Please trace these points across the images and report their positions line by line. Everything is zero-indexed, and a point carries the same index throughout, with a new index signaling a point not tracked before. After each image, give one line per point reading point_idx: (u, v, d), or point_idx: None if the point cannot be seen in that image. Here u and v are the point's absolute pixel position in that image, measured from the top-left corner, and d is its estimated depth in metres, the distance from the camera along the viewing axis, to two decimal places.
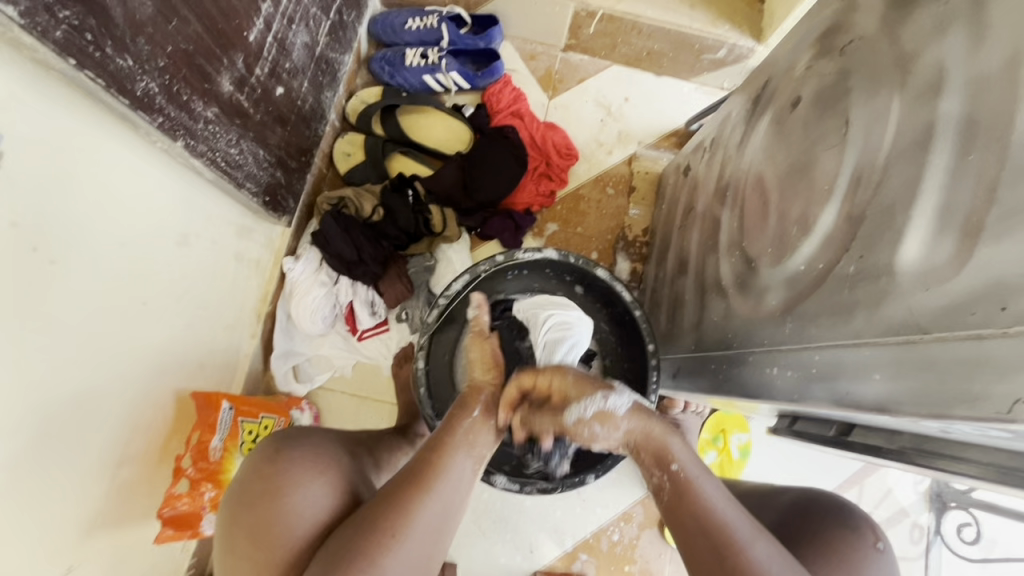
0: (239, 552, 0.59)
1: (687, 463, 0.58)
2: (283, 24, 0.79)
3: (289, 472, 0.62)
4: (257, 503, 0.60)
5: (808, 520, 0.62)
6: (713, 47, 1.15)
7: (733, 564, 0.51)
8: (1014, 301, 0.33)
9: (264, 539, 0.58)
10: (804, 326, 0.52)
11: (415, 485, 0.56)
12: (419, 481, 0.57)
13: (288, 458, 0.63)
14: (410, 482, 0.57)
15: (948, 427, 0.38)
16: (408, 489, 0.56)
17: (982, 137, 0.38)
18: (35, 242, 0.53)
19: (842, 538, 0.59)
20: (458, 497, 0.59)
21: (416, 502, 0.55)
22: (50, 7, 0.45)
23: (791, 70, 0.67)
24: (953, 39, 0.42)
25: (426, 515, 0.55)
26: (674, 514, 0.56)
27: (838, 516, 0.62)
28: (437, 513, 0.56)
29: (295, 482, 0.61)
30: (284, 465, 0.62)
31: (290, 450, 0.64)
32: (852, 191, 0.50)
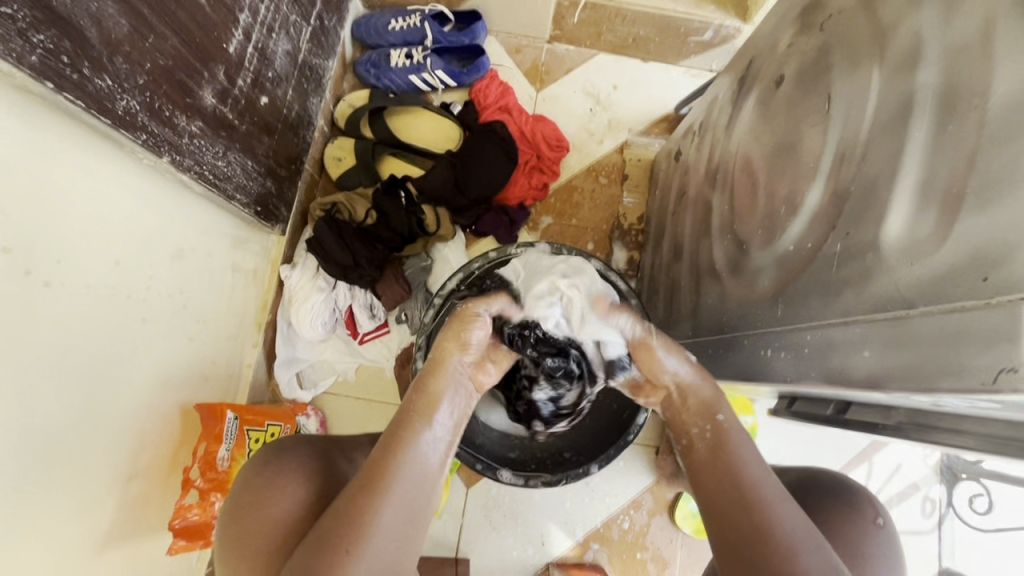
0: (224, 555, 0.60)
1: (732, 418, 0.60)
2: (262, 33, 0.79)
3: (274, 486, 0.62)
4: (248, 516, 0.60)
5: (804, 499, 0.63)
6: (699, 30, 1.14)
7: (756, 518, 0.51)
8: (995, 272, 0.32)
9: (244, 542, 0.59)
10: (796, 307, 0.52)
11: (372, 484, 0.54)
12: (374, 480, 0.54)
13: (273, 472, 0.64)
14: (362, 484, 0.54)
15: (938, 401, 0.38)
16: (365, 490, 0.54)
17: (959, 108, 0.37)
18: (27, 266, 0.54)
19: (849, 523, 0.59)
20: (416, 496, 0.56)
21: (372, 504, 0.53)
22: (24, 32, 0.45)
23: (773, 48, 0.66)
24: (928, 9, 0.41)
25: (388, 515, 0.53)
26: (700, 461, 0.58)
27: (835, 492, 0.63)
28: (391, 517, 0.53)
29: (276, 495, 0.61)
30: (271, 476, 0.63)
31: (279, 461, 0.65)
32: (837, 168, 0.49)
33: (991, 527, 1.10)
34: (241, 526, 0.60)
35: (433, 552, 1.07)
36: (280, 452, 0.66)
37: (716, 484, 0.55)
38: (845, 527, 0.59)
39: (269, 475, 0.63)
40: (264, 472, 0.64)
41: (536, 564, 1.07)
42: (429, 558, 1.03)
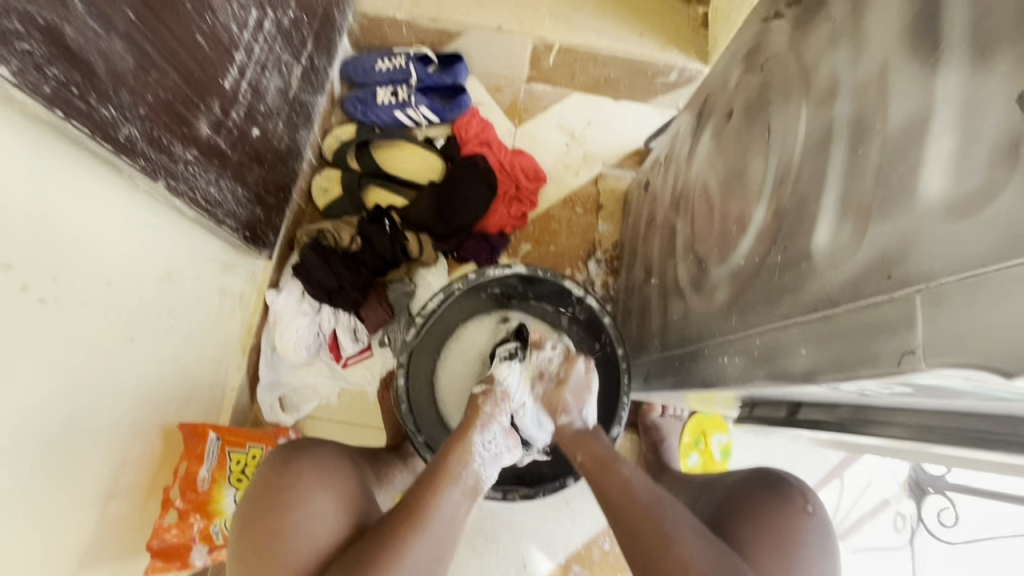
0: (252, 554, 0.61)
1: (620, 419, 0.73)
2: (256, 70, 0.84)
3: (299, 488, 0.64)
4: (268, 520, 0.62)
5: (742, 495, 0.67)
6: (664, 72, 1.23)
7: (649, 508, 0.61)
8: (897, 270, 0.38)
9: (267, 544, 0.60)
10: (746, 315, 0.57)
11: (417, 510, 0.58)
12: (420, 503, 0.59)
13: (297, 477, 0.66)
14: (411, 507, 0.59)
15: (863, 390, 0.42)
16: (414, 511, 0.58)
17: (867, 134, 0.43)
18: (24, 282, 0.56)
19: (786, 516, 0.63)
20: (456, 524, 0.60)
21: (414, 534, 0.56)
22: (40, 65, 0.50)
23: (724, 86, 0.74)
24: (841, 52, 0.48)
25: (433, 534, 0.57)
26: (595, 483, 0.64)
27: (769, 485, 0.67)
28: (434, 537, 0.57)
29: (302, 498, 0.63)
30: (290, 483, 0.65)
31: (299, 464, 0.67)
32: (776, 190, 0.55)
33: (960, 540, 1.14)
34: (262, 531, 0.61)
35: None
36: (300, 450, 0.70)
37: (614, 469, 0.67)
38: (776, 517, 0.63)
39: (294, 479, 0.65)
40: (286, 477, 0.66)
41: None
42: None
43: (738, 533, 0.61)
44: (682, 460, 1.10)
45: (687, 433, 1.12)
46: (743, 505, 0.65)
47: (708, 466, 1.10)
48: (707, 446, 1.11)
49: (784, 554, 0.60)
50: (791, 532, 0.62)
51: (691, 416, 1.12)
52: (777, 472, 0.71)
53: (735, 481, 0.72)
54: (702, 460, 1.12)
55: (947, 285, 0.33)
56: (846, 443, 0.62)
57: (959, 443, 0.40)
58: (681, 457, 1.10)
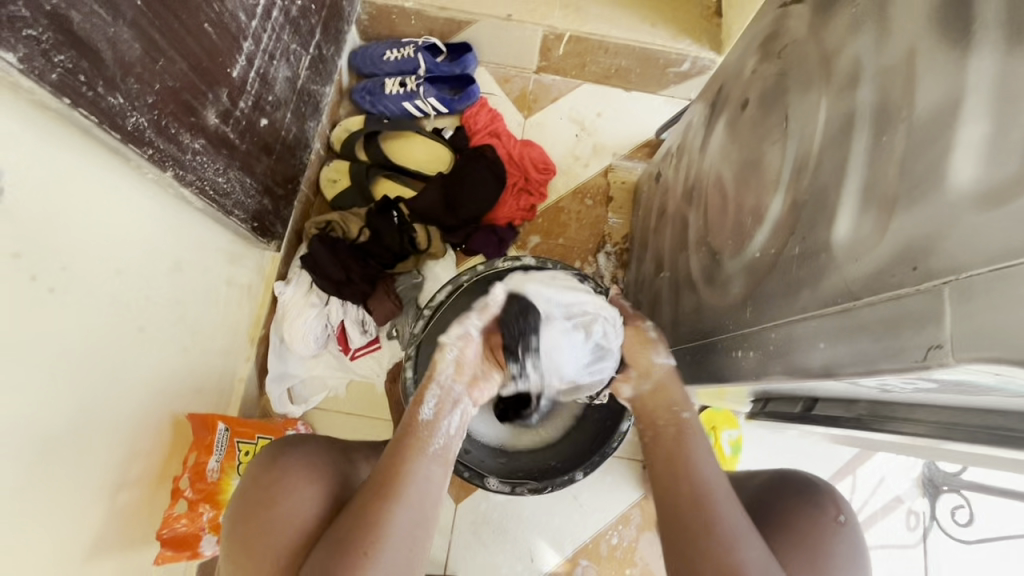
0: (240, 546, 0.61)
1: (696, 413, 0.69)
2: (264, 59, 0.84)
3: (280, 481, 0.64)
4: (253, 515, 0.62)
5: (769, 504, 0.66)
6: (677, 61, 1.21)
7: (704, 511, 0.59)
8: (923, 261, 0.36)
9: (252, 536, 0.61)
10: (762, 308, 0.56)
11: (384, 494, 0.58)
12: (387, 485, 0.59)
13: (281, 469, 0.65)
14: (376, 492, 0.58)
15: (884, 385, 0.41)
16: (379, 495, 0.58)
17: (892, 120, 0.41)
18: (34, 272, 0.56)
19: (812, 523, 0.62)
20: (428, 503, 0.60)
21: (385, 510, 0.57)
22: (47, 52, 0.49)
23: (739, 74, 0.72)
24: (864, 37, 0.46)
25: (402, 516, 0.57)
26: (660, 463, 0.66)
27: (798, 493, 0.65)
28: (406, 518, 0.57)
29: (284, 493, 0.63)
30: (273, 476, 0.64)
31: (284, 455, 0.66)
32: (794, 180, 0.54)
33: (975, 538, 1.12)
34: (248, 524, 0.61)
35: None
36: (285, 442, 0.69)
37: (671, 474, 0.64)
38: (806, 531, 0.62)
39: (277, 472, 0.64)
40: (270, 469, 0.65)
41: None
42: None
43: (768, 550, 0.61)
44: None
45: None
46: (769, 514, 0.64)
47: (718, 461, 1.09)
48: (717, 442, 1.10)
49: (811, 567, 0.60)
50: (821, 546, 0.61)
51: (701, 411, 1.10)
52: (806, 474, 0.69)
53: (757, 484, 0.70)
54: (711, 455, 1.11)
55: (976, 278, 0.32)
56: (863, 440, 0.61)
57: (985, 442, 0.39)
58: None
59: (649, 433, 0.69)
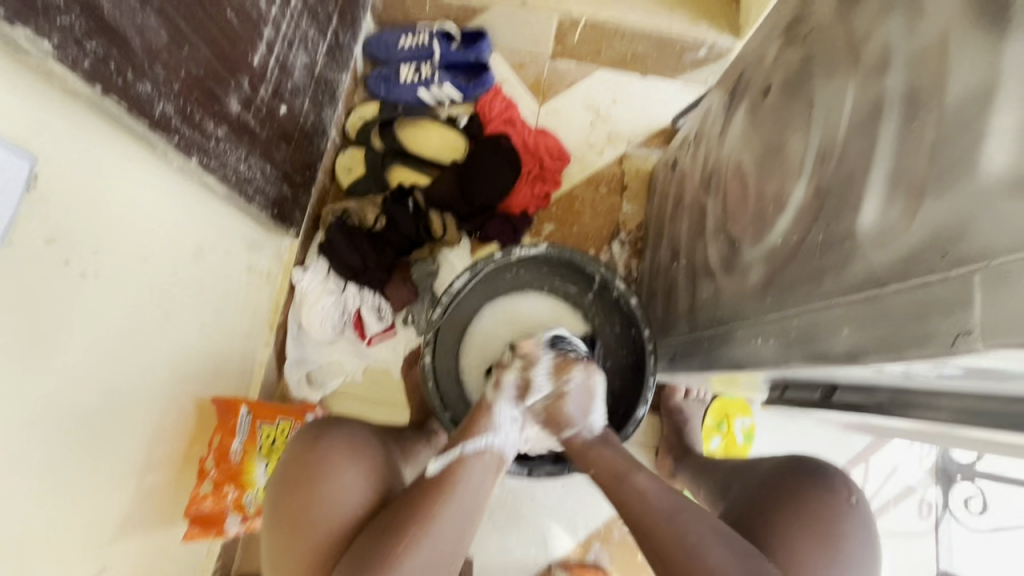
0: (283, 514, 0.64)
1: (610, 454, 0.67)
2: (283, 47, 0.84)
3: (331, 460, 0.66)
4: (302, 488, 0.65)
5: (779, 483, 0.67)
6: (694, 46, 1.20)
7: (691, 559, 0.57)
8: (953, 248, 0.36)
9: (299, 510, 0.64)
10: (783, 295, 0.56)
11: (438, 489, 0.61)
12: (444, 481, 0.61)
13: (324, 448, 0.67)
14: (430, 487, 0.61)
15: (908, 372, 0.41)
16: (435, 492, 0.60)
17: (922, 107, 0.41)
18: (66, 257, 0.58)
19: (828, 506, 0.63)
20: (478, 494, 0.63)
21: (438, 506, 0.59)
22: (79, 40, 0.50)
23: (762, 59, 0.71)
24: (895, 21, 0.46)
25: (456, 507, 0.60)
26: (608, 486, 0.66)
27: (812, 475, 0.66)
28: (461, 511, 0.60)
29: (334, 471, 0.66)
30: (316, 456, 0.66)
31: (324, 436, 0.69)
32: (818, 167, 0.53)
33: (986, 527, 1.12)
34: (297, 500, 0.64)
35: None
36: (326, 426, 0.71)
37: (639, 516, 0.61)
38: (824, 515, 0.62)
39: (321, 453, 0.67)
40: (315, 449, 0.67)
41: (538, 563, 1.09)
42: None
43: (774, 521, 0.62)
44: (704, 442, 1.10)
45: (710, 415, 1.12)
46: (786, 498, 0.65)
47: (730, 448, 1.09)
48: (730, 429, 1.10)
49: (830, 549, 0.60)
50: (836, 523, 0.62)
51: (714, 399, 1.11)
52: (815, 460, 0.69)
53: (771, 468, 0.71)
54: (724, 443, 1.11)
55: (1007, 264, 0.32)
56: (880, 427, 0.62)
57: (1011, 430, 0.39)
58: (704, 439, 1.09)
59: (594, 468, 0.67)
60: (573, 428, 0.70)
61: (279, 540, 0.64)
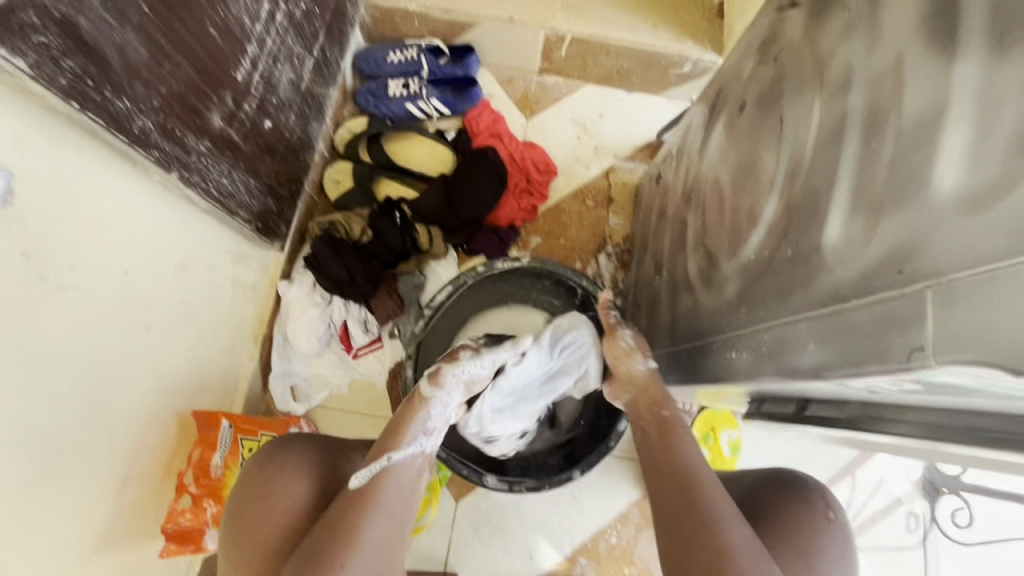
0: (230, 534, 0.64)
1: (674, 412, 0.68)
2: (268, 62, 0.85)
3: (277, 477, 0.66)
4: (249, 507, 0.64)
5: (758, 497, 0.66)
6: (679, 63, 1.22)
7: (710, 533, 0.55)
8: (908, 264, 0.37)
9: (243, 530, 0.63)
10: (756, 309, 0.56)
11: (359, 503, 0.60)
12: (366, 494, 0.61)
13: (278, 464, 0.67)
14: (351, 500, 0.61)
15: (871, 387, 0.42)
16: (357, 504, 0.60)
17: (881, 125, 0.42)
18: (43, 271, 0.58)
19: (800, 518, 0.63)
20: (404, 507, 0.62)
21: (363, 519, 0.59)
22: (57, 58, 0.51)
23: (738, 76, 0.72)
24: (857, 42, 0.47)
25: (377, 521, 0.60)
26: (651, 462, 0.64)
27: (789, 488, 0.66)
28: (382, 524, 0.60)
29: (278, 488, 0.65)
30: (269, 473, 0.66)
31: (276, 455, 0.68)
32: (788, 183, 0.54)
33: (974, 540, 1.12)
34: (248, 517, 0.64)
35: (421, 566, 1.07)
36: (287, 443, 0.70)
37: (655, 482, 0.62)
38: (797, 528, 0.62)
39: (275, 468, 0.67)
40: (269, 464, 0.67)
41: None
42: (418, 571, 1.04)
43: None
44: None
45: (696, 428, 1.12)
46: (760, 509, 0.65)
47: (716, 461, 1.09)
48: (716, 442, 1.10)
49: (800, 561, 0.60)
50: (810, 537, 0.62)
51: (700, 411, 1.11)
52: (794, 471, 0.69)
53: (751, 481, 0.71)
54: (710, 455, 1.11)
55: (958, 281, 0.33)
56: (858, 440, 0.62)
57: (973, 445, 0.39)
58: None
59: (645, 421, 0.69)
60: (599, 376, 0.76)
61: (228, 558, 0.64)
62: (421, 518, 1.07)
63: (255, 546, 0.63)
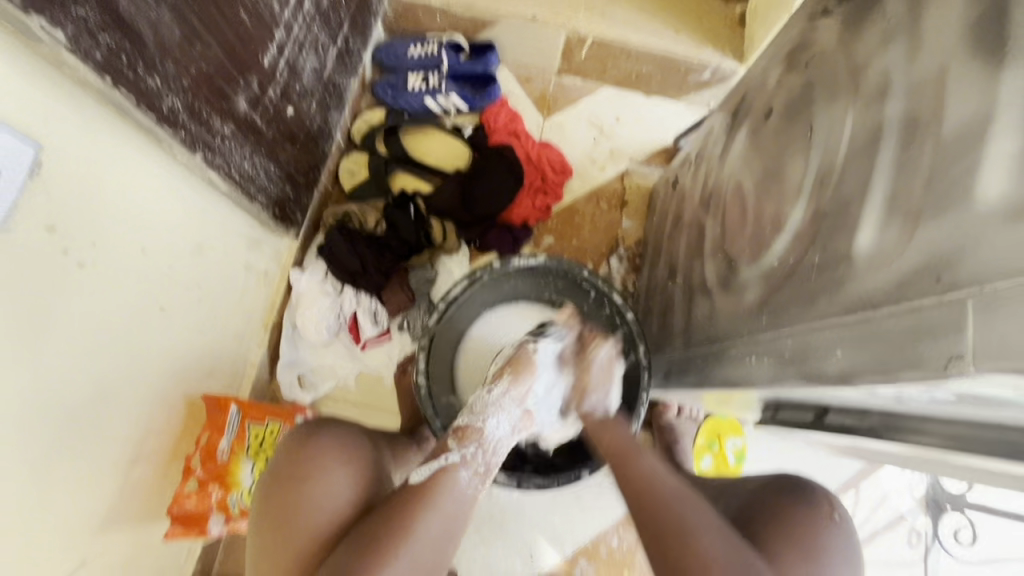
0: (267, 513, 0.64)
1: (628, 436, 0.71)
2: (294, 50, 0.85)
3: (315, 462, 0.66)
4: (286, 489, 0.64)
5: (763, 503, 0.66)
6: (698, 69, 1.21)
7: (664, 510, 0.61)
8: (947, 273, 0.37)
9: (281, 513, 0.63)
10: (778, 315, 0.56)
11: (422, 496, 0.60)
12: (427, 489, 0.60)
13: (315, 448, 0.67)
14: (415, 490, 0.61)
15: (900, 395, 0.42)
16: (416, 497, 0.60)
17: (921, 134, 0.42)
18: (65, 246, 0.58)
19: (807, 521, 0.62)
20: (460, 511, 0.61)
21: (423, 511, 0.59)
22: (94, 32, 0.51)
23: (764, 84, 0.72)
24: (895, 51, 0.47)
25: (432, 523, 0.58)
26: (617, 465, 0.68)
27: (793, 492, 0.66)
28: (436, 525, 0.58)
29: (317, 473, 0.65)
30: (306, 457, 0.66)
31: (313, 439, 0.68)
32: (817, 190, 0.54)
33: (976, 559, 1.11)
34: (282, 499, 0.64)
35: None
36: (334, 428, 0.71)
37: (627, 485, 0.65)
38: (805, 532, 0.61)
39: (311, 451, 0.67)
40: (305, 447, 0.67)
41: None
42: None
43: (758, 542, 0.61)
44: (695, 462, 1.08)
45: (701, 434, 1.10)
46: (768, 514, 0.64)
47: (721, 468, 1.09)
48: (722, 449, 1.09)
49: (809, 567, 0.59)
50: (819, 542, 0.61)
51: (705, 419, 1.08)
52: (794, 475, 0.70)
53: (757, 485, 0.71)
54: (715, 462, 1.09)
55: (1001, 289, 0.32)
56: (869, 452, 0.62)
57: (1000, 458, 0.39)
58: (694, 459, 1.08)
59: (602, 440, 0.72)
60: (594, 401, 0.75)
61: (263, 540, 0.63)
62: None
63: (293, 532, 0.62)
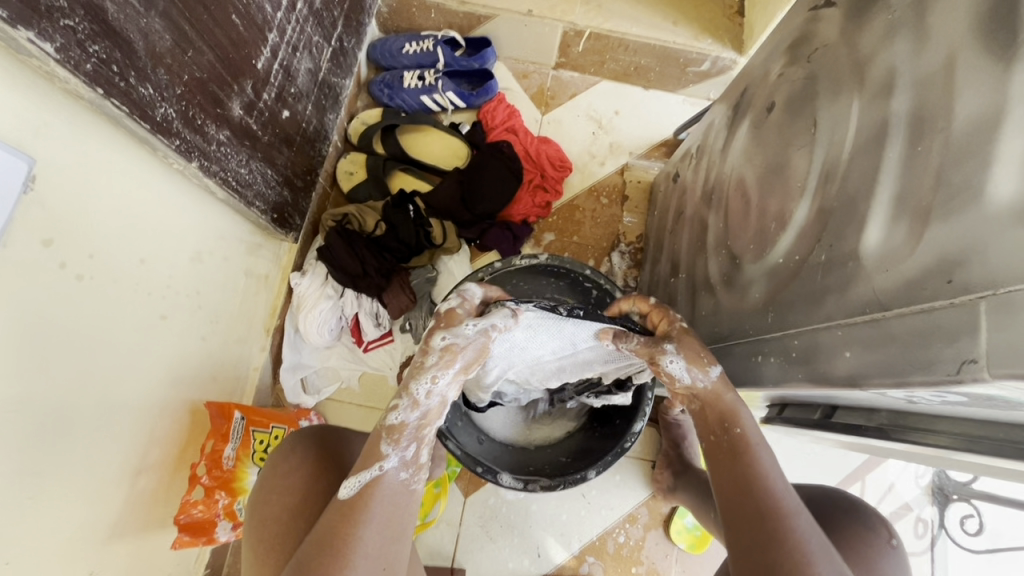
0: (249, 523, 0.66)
1: (750, 428, 0.58)
2: (288, 52, 0.84)
3: (282, 476, 0.67)
4: (259, 504, 0.66)
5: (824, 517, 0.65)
6: (698, 61, 1.20)
7: (774, 527, 0.53)
8: (958, 275, 0.36)
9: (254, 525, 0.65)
10: (784, 314, 0.56)
11: (351, 513, 0.57)
12: (357, 503, 0.57)
13: (284, 462, 0.68)
14: (345, 506, 0.57)
15: (912, 397, 0.41)
16: (346, 515, 0.57)
17: (929, 131, 0.41)
18: (63, 259, 0.57)
19: (863, 539, 0.63)
20: (394, 521, 0.58)
21: (355, 529, 0.56)
22: (83, 43, 0.50)
23: (765, 78, 0.71)
24: (900, 45, 0.46)
25: (364, 541, 0.56)
26: (723, 468, 0.58)
27: (852, 511, 0.66)
28: (374, 539, 0.56)
29: (281, 487, 0.66)
30: (279, 465, 0.68)
31: (285, 454, 0.69)
32: (821, 186, 0.53)
33: (982, 547, 1.12)
34: (256, 511, 0.66)
35: (430, 561, 1.07)
36: (336, 429, 0.74)
37: (733, 494, 0.56)
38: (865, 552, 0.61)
39: (281, 465, 0.68)
40: (277, 461, 0.68)
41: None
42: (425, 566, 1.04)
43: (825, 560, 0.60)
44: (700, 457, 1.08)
45: None
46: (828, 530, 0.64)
47: None
48: None
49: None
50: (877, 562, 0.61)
51: None
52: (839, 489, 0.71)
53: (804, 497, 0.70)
54: None
55: (1014, 294, 0.32)
56: (879, 450, 0.61)
57: (1012, 458, 0.39)
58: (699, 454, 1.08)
59: (713, 436, 0.60)
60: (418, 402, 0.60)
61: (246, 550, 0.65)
62: (430, 512, 1.07)
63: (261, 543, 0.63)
